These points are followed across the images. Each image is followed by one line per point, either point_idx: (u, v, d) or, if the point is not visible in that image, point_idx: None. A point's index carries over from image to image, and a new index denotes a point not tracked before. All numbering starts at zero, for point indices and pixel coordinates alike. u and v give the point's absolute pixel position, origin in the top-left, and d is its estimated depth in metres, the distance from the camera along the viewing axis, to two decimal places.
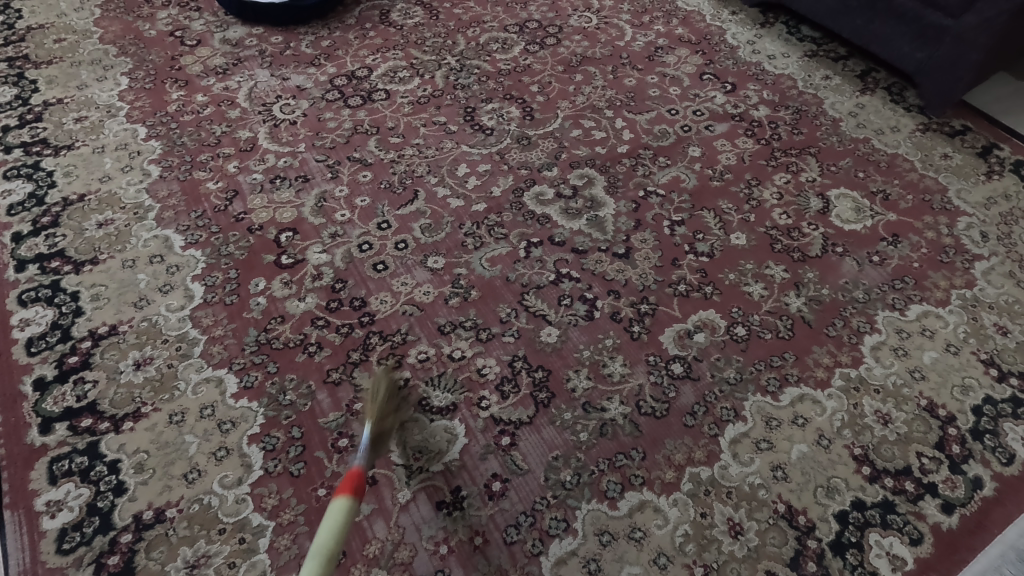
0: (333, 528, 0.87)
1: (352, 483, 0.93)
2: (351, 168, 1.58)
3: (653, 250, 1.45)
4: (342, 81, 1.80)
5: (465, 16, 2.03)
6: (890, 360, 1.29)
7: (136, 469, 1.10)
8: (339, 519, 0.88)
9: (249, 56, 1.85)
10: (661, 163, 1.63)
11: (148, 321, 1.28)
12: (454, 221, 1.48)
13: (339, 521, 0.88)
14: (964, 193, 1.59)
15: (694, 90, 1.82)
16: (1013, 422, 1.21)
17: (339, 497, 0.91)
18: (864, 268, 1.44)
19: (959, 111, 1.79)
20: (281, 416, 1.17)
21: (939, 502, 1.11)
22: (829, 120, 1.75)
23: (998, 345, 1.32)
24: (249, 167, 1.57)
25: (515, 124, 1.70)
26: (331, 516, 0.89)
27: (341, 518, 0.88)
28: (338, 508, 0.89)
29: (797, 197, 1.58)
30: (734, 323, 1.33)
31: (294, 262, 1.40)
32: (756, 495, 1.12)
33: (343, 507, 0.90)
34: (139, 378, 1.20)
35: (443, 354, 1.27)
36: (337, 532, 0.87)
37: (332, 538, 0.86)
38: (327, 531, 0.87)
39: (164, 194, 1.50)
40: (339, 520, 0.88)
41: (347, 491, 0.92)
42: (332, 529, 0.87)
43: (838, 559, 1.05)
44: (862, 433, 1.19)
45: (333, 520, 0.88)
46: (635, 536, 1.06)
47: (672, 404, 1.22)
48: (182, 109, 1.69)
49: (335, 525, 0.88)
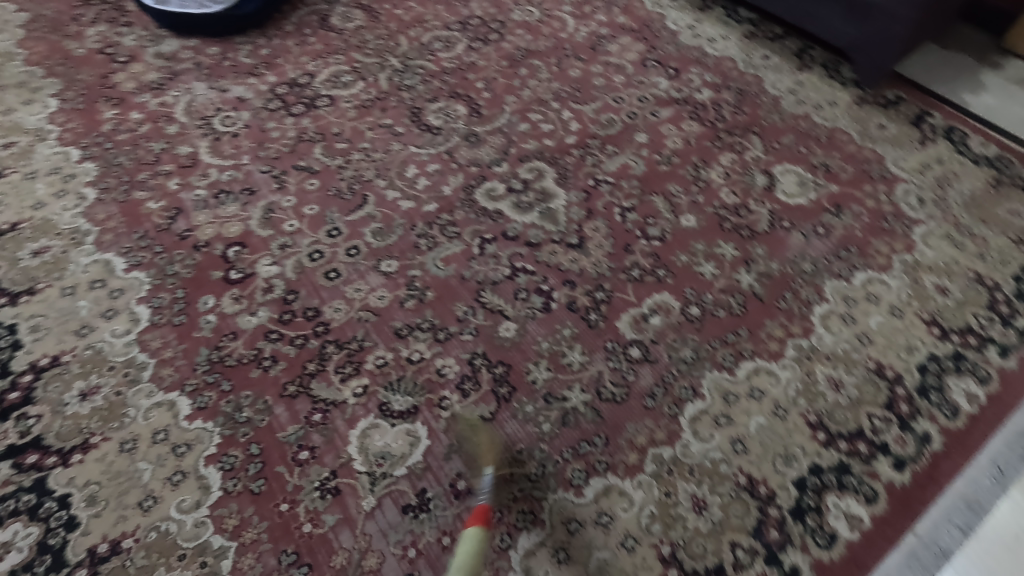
0: (468, 555, 0.93)
1: (482, 515, 0.97)
2: (297, 177, 1.56)
3: (605, 238, 1.46)
4: (283, 89, 1.76)
5: (407, 16, 2.01)
6: (839, 327, 1.33)
7: (87, 503, 1.06)
8: (473, 551, 0.93)
9: (185, 70, 1.80)
10: (610, 152, 1.64)
11: (92, 349, 1.24)
12: (406, 223, 1.47)
13: (471, 552, 0.93)
14: (900, 160, 1.64)
15: (639, 77, 1.84)
16: (956, 377, 1.26)
17: (472, 529, 0.96)
18: (810, 240, 1.48)
19: (892, 82, 1.85)
20: (238, 435, 1.15)
21: (892, 460, 1.15)
22: (770, 98, 1.79)
23: (939, 305, 1.37)
24: (191, 183, 1.53)
25: (462, 121, 1.70)
26: (464, 547, 0.94)
27: (474, 546, 0.94)
28: (472, 537, 0.94)
29: (743, 175, 1.61)
30: (688, 303, 1.35)
31: (243, 276, 1.37)
32: (717, 470, 1.14)
33: (476, 536, 0.94)
34: (86, 409, 1.16)
35: (402, 358, 1.26)
36: (472, 557, 0.93)
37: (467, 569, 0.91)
38: (461, 561, 0.92)
39: (102, 217, 1.45)
40: (474, 550, 0.93)
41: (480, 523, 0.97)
42: (467, 554, 0.93)
43: (799, 525, 1.08)
44: (815, 400, 1.23)
45: (467, 547, 0.94)
46: (603, 521, 1.08)
47: (631, 388, 1.23)
48: (117, 128, 1.64)
49: (471, 551, 0.93)
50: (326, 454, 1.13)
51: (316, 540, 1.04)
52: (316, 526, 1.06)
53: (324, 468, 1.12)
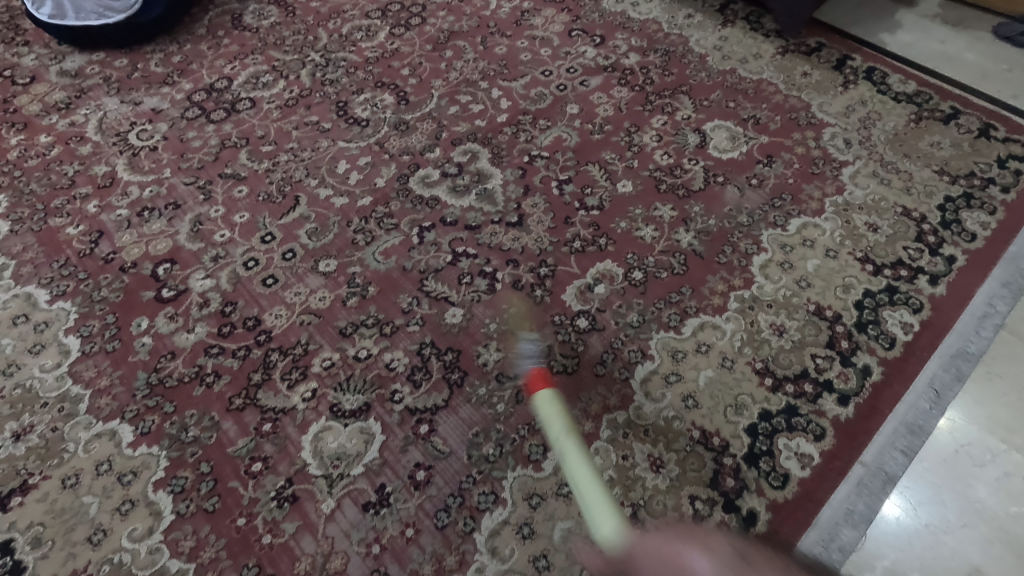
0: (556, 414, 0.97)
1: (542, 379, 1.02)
2: (224, 186, 1.50)
3: (545, 213, 1.46)
4: (201, 96, 1.69)
5: (324, 8, 1.95)
6: (778, 274, 1.36)
7: (33, 545, 1.02)
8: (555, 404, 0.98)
9: (93, 86, 1.71)
10: (542, 126, 1.63)
11: (22, 387, 1.19)
12: (341, 220, 1.44)
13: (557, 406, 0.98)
14: (825, 105, 1.67)
15: (565, 48, 1.82)
16: (891, 309, 1.30)
17: (540, 393, 1.00)
18: (745, 192, 1.50)
19: (813, 29, 1.87)
20: (186, 455, 1.12)
21: (836, 396, 1.19)
22: (696, 57, 1.80)
23: (871, 242, 1.40)
24: (111, 204, 1.47)
25: (390, 111, 1.66)
26: (546, 407, 0.98)
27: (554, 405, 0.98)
28: (548, 401, 0.99)
29: (676, 136, 1.62)
30: (631, 269, 1.36)
31: (176, 293, 1.32)
32: (671, 427, 1.16)
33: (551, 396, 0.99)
34: (21, 450, 1.12)
35: (349, 357, 1.24)
36: (559, 414, 0.97)
37: (562, 422, 0.96)
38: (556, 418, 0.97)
39: (18, 249, 1.38)
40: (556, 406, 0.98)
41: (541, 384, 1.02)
42: (555, 414, 0.97)
43: (753, 470, 1.11)
44: (761, 347, 1.26)
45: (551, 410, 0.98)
46: (564, 492, 1.09)
47: (582, 357, 1.24)
48: (25, 154, 1.56)
49: (555, 410, 0.98)
50: (280, 462, 1.11)
51: (277, 550, 1.03)
52: (276, 535, 1.04)
53: (279, 477, 1.10)
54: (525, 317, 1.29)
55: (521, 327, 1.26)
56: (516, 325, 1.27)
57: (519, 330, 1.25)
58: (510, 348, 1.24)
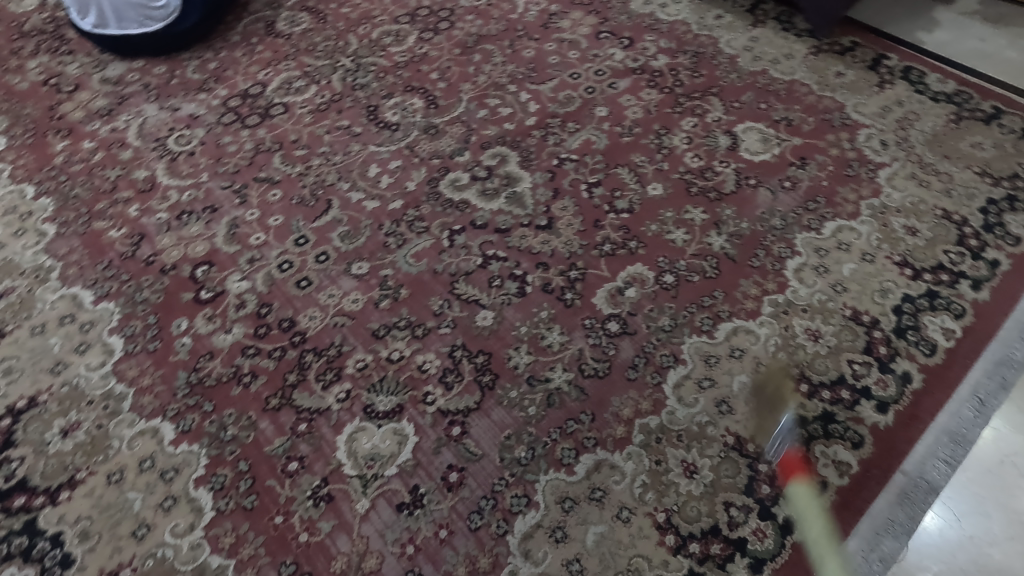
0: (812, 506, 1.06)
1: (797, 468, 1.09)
2: (259, 189, 1.54)
3: (574, 216, 1.46)
4: (236, 102, 1.73)
5: (354, 14, 1.98)
6: (813, 279, 1.34)
7: (81, 539, 1.06)
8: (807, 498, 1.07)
9: (133, 93, 1.76)
10: (571, 129, 1.63)
11: (68, 385, 1.23)
12: (373, 223, 1.46)
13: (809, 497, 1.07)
14: (860, 106, 1.64)
15: (594, 51, 1.82)
16: (931, 315, 1.27)
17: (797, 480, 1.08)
18: (778, 195, 1.48)
19: (847, 28, 1.84)
20: (225, 453, 1.14)
21: (875, 403, 1.17)
22: (727, 58, 1.78)
23: (910, 246, 1.37)
24: (151, 207, 1.51)
25: (419, 115, 1.68)
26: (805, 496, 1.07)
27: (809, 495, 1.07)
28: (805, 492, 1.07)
29: (706, 138, 1.60)
30: (662, 272, 1.36)
31: (214, 295, 1.35)
32: (704, 432, 1.15)
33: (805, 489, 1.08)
34: (69, 446, 1.16)
35: (382, 358, 1.25)
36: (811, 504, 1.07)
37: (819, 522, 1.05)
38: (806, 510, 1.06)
39: (64, 251, 1.43)
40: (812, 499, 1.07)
41: (799, 474, 1.09)
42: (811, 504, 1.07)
43: (789, 477, 1.09)
44: (795, 353, 1.24)
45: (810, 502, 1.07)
46: (597, 496, 1.08)
47: (613, 361, 1.23)
48: (69, 159, 1.61)
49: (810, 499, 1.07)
50: (315, 462, 1.13)
51: (314, 548, 1.05)
52: (313, 534, 1.06)
53: (315, 476, 1.12)
54: (783, 383, 1.20)
55: (785, 397, 1.18)
56: (777, 393, 1.19)
57: (786, 401, 1.18)
58: (765, 416, 1.16)
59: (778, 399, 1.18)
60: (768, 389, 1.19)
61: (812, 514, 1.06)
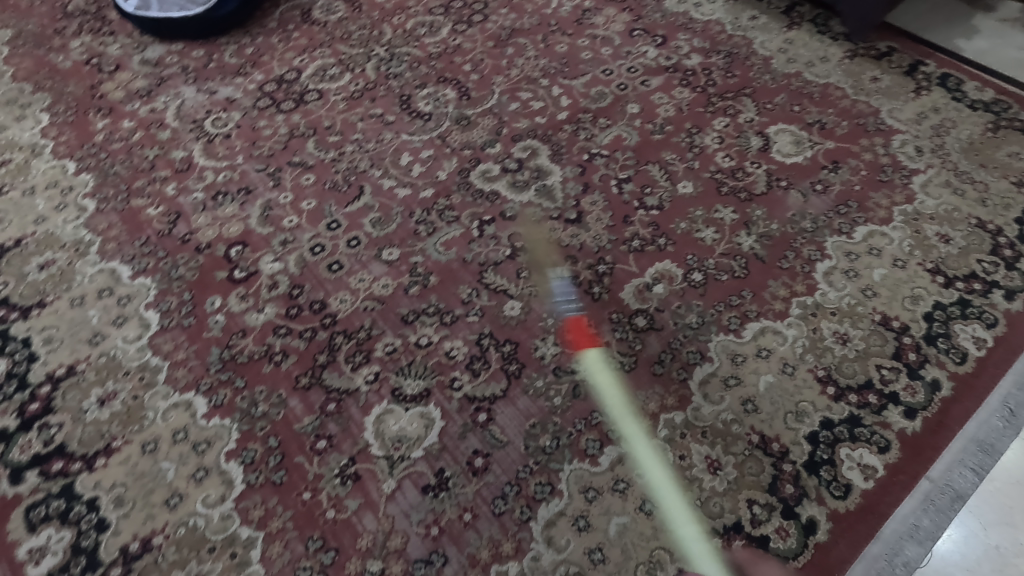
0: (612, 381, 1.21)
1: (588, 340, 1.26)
2: (293, 173, 1.56)
3: (603, 211, 1.47)
4: (271, 87, 1.76)
5: (389, 4, 1.99)
6: (843, 282, 1.33)
7: (116, 504, 1.09)
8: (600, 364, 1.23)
9: (172, 75, 1.80)
10: (602, 125, 1.63)
11: (106, 356, 1.26)
12: (404, 211, 1.48)
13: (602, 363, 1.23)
14: (896, 111, 1.63)
15: (626, 48, 1.82)
16: (963, 323, 1.26)
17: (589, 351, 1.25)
18: (809, 198, 1.47)
19: (884, 33, 1.82)
20: (256, 429, 1.17)
21: (903, 409, 1.16)
22: (760, 59, 1.78)
23: (943, 253, 1.36)
24: (187, 187, 1.54)
25: (452, 105, 1.69)
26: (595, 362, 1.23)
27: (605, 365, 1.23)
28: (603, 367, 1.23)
29: (737, 138, 1.60)
30: (690, 270, 1.36)
31: (247, 274, 1.38)
32: (729, 430, 1.15)
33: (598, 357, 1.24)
34: (106, 414, 1.19)
35: (411, 343, 1.27)
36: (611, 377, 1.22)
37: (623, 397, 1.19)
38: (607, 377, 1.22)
39: (103, 226, 1.47)
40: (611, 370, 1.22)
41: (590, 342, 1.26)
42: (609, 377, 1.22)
43: (813, 478, 1.09)
44: (823, 355, 1.23)
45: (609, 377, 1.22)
46: (620, 488, 1.09)
47: (639, 356, 1.24)
48: (109, 137, 1.65)
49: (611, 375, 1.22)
50: (343, 442, 1.15)
51: (340, 525, 1.07)
52: (339, 511, 1.08)
53: (342, 455, 1.14)
54: (544, 248, 1.41)
55: (546, 261, 1.39)
56: (536, 260, 1.39)
57: (547, 265, 1.38)
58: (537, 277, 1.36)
59: (540, 266, 1.38)
60: (535, 250, 1.40)
61: (603, 377, 1.22)
